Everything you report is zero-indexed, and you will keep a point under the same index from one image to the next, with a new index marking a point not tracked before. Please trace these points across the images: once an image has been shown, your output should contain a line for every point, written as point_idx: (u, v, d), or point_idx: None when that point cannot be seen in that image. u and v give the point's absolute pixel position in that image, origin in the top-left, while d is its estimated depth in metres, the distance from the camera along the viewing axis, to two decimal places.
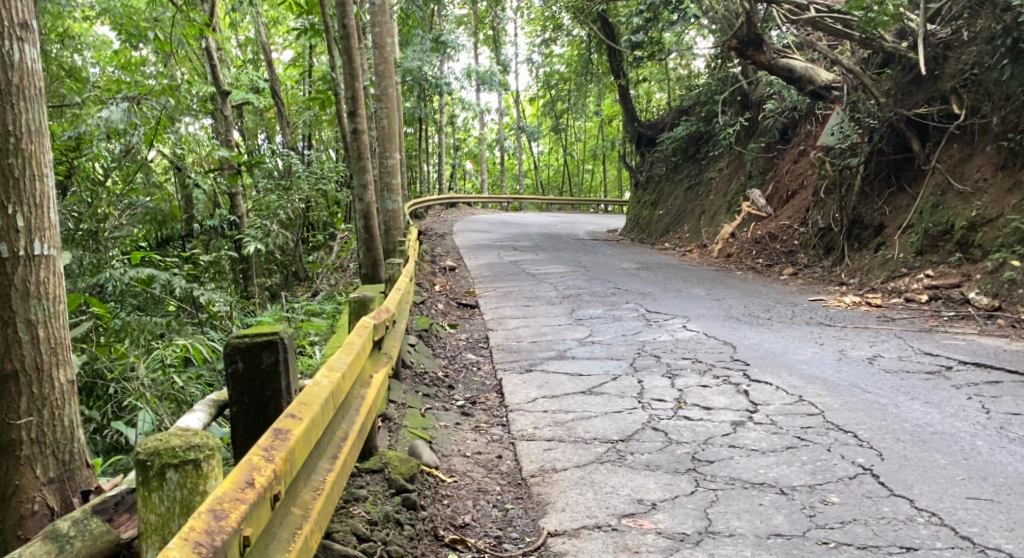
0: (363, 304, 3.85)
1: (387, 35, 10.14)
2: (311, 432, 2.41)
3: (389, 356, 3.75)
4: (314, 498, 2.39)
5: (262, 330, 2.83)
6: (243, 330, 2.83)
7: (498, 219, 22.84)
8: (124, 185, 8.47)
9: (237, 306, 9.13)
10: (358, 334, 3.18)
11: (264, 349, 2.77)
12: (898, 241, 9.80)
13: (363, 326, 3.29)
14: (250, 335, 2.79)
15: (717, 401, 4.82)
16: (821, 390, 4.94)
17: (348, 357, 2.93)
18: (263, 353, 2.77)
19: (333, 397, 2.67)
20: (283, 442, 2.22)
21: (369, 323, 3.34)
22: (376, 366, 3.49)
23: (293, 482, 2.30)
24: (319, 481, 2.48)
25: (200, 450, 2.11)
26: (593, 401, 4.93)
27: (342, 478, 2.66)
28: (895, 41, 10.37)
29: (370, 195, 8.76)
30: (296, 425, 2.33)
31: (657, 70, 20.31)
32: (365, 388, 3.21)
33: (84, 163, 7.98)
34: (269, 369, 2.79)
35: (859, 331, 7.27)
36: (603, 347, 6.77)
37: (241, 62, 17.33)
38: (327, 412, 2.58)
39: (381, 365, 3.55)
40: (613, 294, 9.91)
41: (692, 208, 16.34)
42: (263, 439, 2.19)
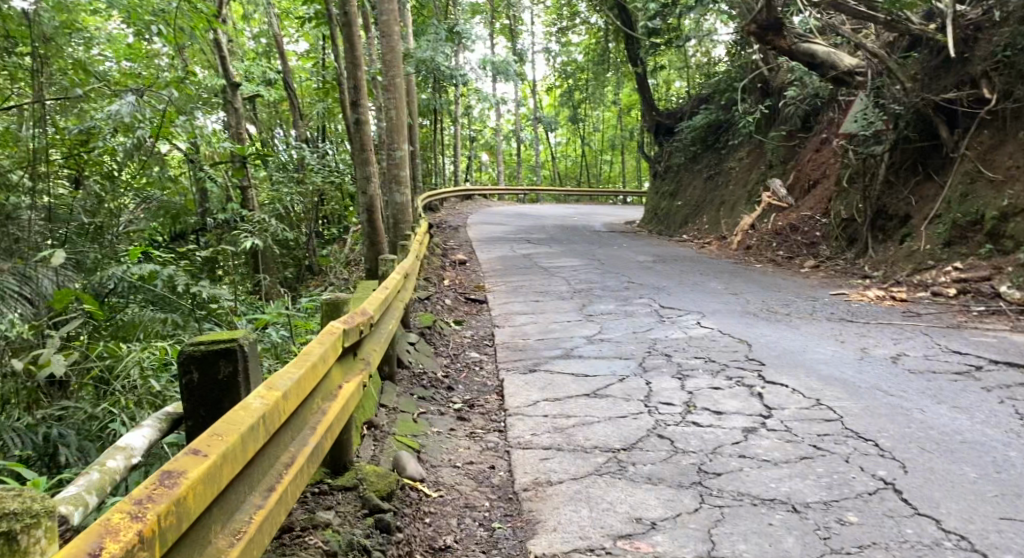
0: (336, 307, 3.61)
1: (394, 23, 9.88)
2: (222, 468, 2.14)
3: (366, 364, 3.53)
4: (230, 543, 2.15)
5: (221, 335, 2.60)
6: (200, 337, 2.61)
7: (513, 211, 22.52)
8: (138, 179, 8.19)
9: (242, 302, 8.93)
10: (320, 343, 2.95)
11: (221, 358, 2.54)
12: (924, 233, 9.41)
13: (327, 335, 3.05)
14: (207, 342, 2.56)
15: (728, 405, 4.54)
16: (841, 393, 4.64)
17: (298, 372, 2.68)
18: (220, 362, 2.54)
19: (270, 420, 2.43)
20: (169, 491, 1.95)
21: (334, 331, 3.10)
22: (346, 377, 3.26)
23: (194, 530, 2.05)
24: (243, 521, 2.24)
25: (15, 520, 1.72)
26: (596, 405, 4.66)
27: (281, 511, 2.42)
28: (922, 22, 9.95)
29: (374, 187, 8.50)
30: (197, 464, 2.06)
31: (675, 57, 19.90)
32: (328, 402, 2.98)
33: (94, 157, 7.67)
34: (226, 380, 2.55)
35: (883, 327, 6.94)
36: (612, 345, 6.50)
37: (253, 54, 17.15)
38: (255, 441, 2.32)
39: (353, 376, 3.32)
40: (626, 289, 9.62)
41: (711, 198, 15.96)
42: (144, 486, 1.94)
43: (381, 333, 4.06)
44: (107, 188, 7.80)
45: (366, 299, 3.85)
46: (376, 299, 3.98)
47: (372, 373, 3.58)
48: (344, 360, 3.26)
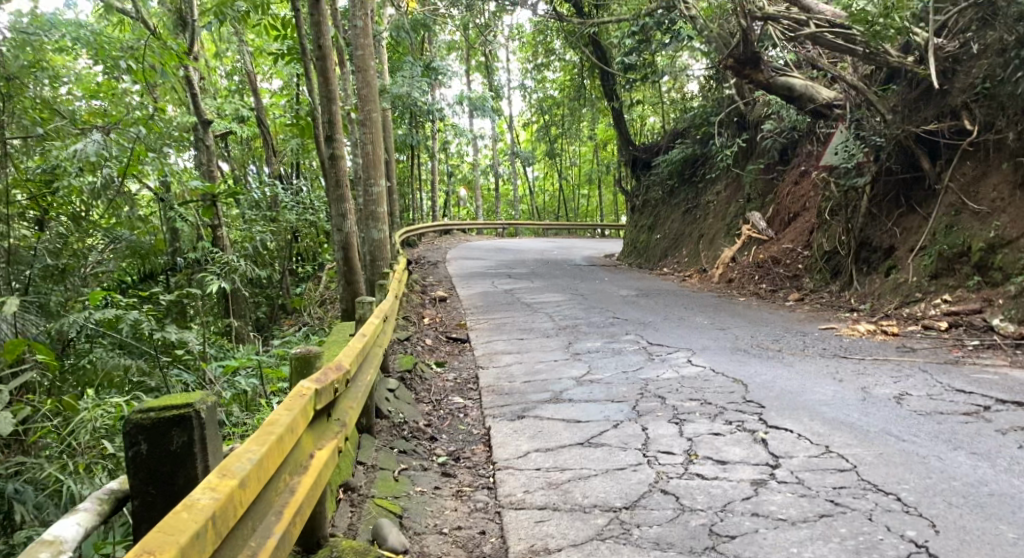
0: (308, 361, 3.27)
1: (369, 58, 9.69)
2: None
3: (343, 422, 3.27)
4: None
5: (173, 400, 2.39)
6: (151, 402, 2.40)
7: (491, 245, 22.26)
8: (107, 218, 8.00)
9: (213, 345, 8.53)
10: (287, 412, 2.69)
11: (174, 425, 2.35)
12: (910, 265, 9.29)
13: (298, 399, 2.79)
14: (157, 409, 2.35)
15: (733, 454, 4.26)
16: (850, 438, 4.37)
17: (258, 449, 2.42)
18: (174, 431, 2.35)
19: (222, 520, 2.18)
20: None
21: (304, 394, 2.83)
22: (319, 442, 2.99)
23: None
24: None
25: None
26: (590, 455, 4.35)
27: None
28: (900, 55, 9.78)
29: (349, 225, 8.18)
30: None
31: (650, 92, 19.95)
32: (298, 476, 2.71)
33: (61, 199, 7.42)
34: (179, 450, 2.36)
35: (879, 363, 6.72)
36: (602, 387, 6.19)
37: (226, 91, 16.88)
38: (198, 550, 2.07)
39: (329, 440, 3.05)
40: (611, 325, 9.36)
41: (690, 231, 15.82)
42: None
43: (359, 384, 3.79)
44: (72, 230, 7.63)
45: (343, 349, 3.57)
46: (352, 348, 3.70)
47: (350, 432, 3.32)
48: (318, 427, 2.99)
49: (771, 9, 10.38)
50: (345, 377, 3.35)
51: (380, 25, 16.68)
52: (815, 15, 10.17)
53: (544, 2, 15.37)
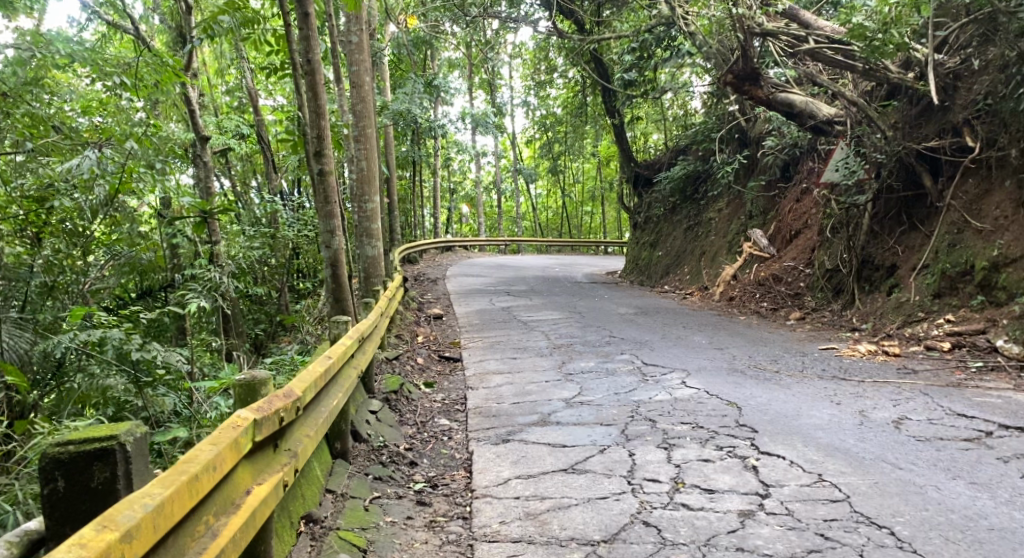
0: (252, 388, 3.21)
1: (364, 73, 9.59)
2: None
3: (289, 456, 3.26)
4: None
5: (95, 434, 2.54)
6: (73, 436, 2.56)
7: (493, 263, 22.10)
8: (104, 236, 7.88)
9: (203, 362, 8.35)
10: (207, 450, 2.69)
11: (96, 459, 2.50)
12: (912, 284, 9.12)
13: (223, 434, 2.79)
14: (78, 443, 2.51)
15: (721, 482, 4.08)
16: (843, 466, 4.20)
17: (164, 490, 2.45)
18: (95, 466, 2.50)
19: None
20: None
21: (235, 428, 2.84)
22: (256, 478, 2.99)
23: None
24: None
25: None
26: (572, 483, 4.19)
27: None
28: (900, 71, 9.63)
29: (338, 241, 8.04)
30: None
31: (652, 109, 19.84)
32: (224, 517, 2.73)
33: (54, 223, 7.38)
34: (101, 487, 2.51)
35: (880, 386, 6.52)
36: (591, 409, 6.01)
37: (225, 108, 16.80)
38: None
39: (268, 476, 3.06)
40: (607, 344, 9.17)
41: (692, 249, 15.65)
42: None
43: (320, 411, 3.79)
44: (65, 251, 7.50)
45: (299, 376, 3.57)
46: (311, 373, 3.68)
47: (299, 464, 3.31)
48: (253, 461, 2.99)
49: (770, 25, 10.32)
50: (294, 406, 3.33)
51: (381, 42, 16.61)
52: (814, 31, 10.19)
53: (545, 20, 15.27)
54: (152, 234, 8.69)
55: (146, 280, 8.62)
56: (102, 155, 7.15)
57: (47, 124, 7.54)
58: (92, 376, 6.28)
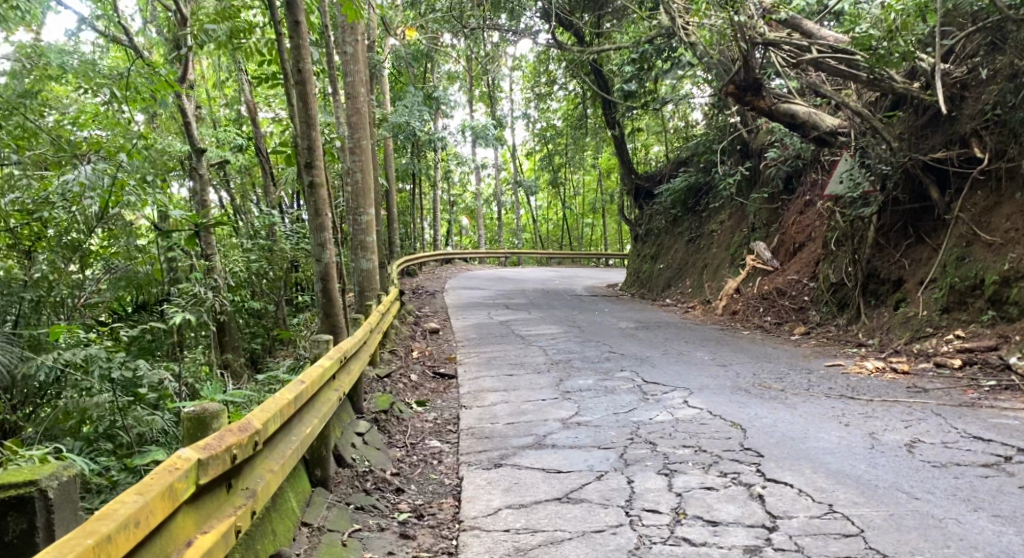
0: (203, 422, 3.04)
1: (360, 84, 9.37)
2: None
3: (245, 497, 3.08)
4: None
5: (15, 478, 2.59)
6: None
7: (493, 276, 21.85)
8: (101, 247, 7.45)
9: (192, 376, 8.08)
10: (128, 502, 2.45)
11: (13, 508, 2.56)
12: (919, 298, 8.88)
13: (155, 482, 2.57)
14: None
15: (724, 513, 3.86)
16: (855, 494, 3.97)
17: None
18: (11, 517, 2.57)
19: None
20: None
21: (170, 473, 2.63)
22: (202, 526, 2.79)
23: None
24: None
25: None
26: (567, 514, 3.97)
27: None
28: (906, 81, 9.39)
29: (330, 254, 7.77)
30: None
31: (653, 121, 19.66)
32: None
33: (51, 234, 6.98)
34: (18, 538, 2.57)
35: (890, 405, 6.27)
36: (589, 430, 5.76)
37: (222, 120, 16.60)
38: None
39: (216, 522, 2.86)
40: (607, 360, 8.92)
41: (693, 262, 15.42)
42: None
43: (288, 442, 3.60)
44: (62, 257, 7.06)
45: (261, 406, 3.39)
46: (276, 403, 3.49)
47: (258, 504, 3.13)
48: (197, 507, 2.80)
49: (772, 35, 10.07)
50: (250, 441, 3.14)
51: (380, 54, 16.41)
52: (817, 41, 9.87)
53: (546, 32, 15.07)
54: (149, 248, 8.00)
55: (141, 294, 8.08)
56: (98, 167, 6.91)
57: (37, 136, 7.43)
58: (81, 395, 5.92)
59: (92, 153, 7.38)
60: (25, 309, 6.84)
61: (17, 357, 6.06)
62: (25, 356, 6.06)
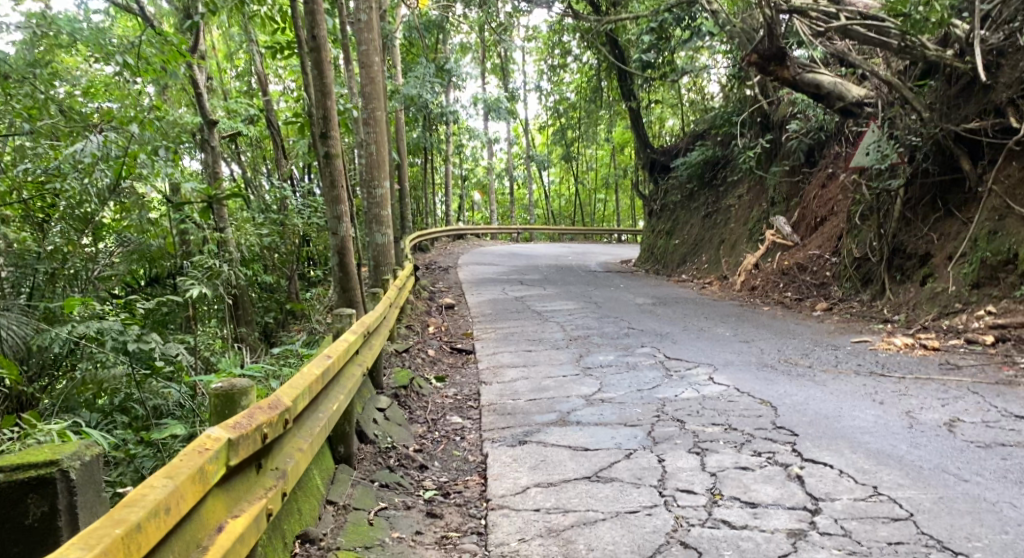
0: (231, 398, 2.94)
1: (373, 53, 9.13)
2: None
3: (275, 478, 2.95)
4: None
5: (36, 457, 2.47)
6: (18, 458, 2.49)
7: (505, 251, 21.70)
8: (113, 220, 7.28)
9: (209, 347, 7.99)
10: (157, 486, 2.32)
11: (33, 490, 2.44)
12: (948, 274, 8.66)
13: (183, 464, 2.43)
14: (18, 469, 2.44)
15: (764, 493, 3.72)
16: (899, 475, 3.82)
17: (89, 549, 2.05)
18: (32, 499, 2.44)
19: None
20: None
21: (200, 454, 2.50)
22: (232, 511, 2.66)
23: None
24: None
25: None
26: (598, 494, 3.85)
27: None
28: (939, 49, 9.07)
29: (346, 227, 7.59)
30: None
31: (668, 93, 19.33)
32: None
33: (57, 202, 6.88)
34: (38, 523, 2.44)
35: (922, 382, 6.10)
36: (614, 407, 5.61)
37: (233, 92, 16.39)
38: None
39: (247, 505, 2.74)
40: (626, 336, 8.76)
41: (710, 237, 15.20)
42: None
43: (316, 419, 3.47)
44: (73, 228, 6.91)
45: (289, 383, 3.25)
46: (305, 378, 3.35)
47: (288, 486, 3.01)
48: (227, 490, 2.67)
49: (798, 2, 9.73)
50: (280, 419, 3.01)
51: (392, 25, 16.12)
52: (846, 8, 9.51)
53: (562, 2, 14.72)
54: (161, 220, 7.82)
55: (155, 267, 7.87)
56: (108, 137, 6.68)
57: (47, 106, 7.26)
58: (95, 366, 5.87)
59: (102, 122, 7.22)
60: (40, 282, 6.67)
61: (32, 328, 5.98)
62: (39, 327, 5.97)
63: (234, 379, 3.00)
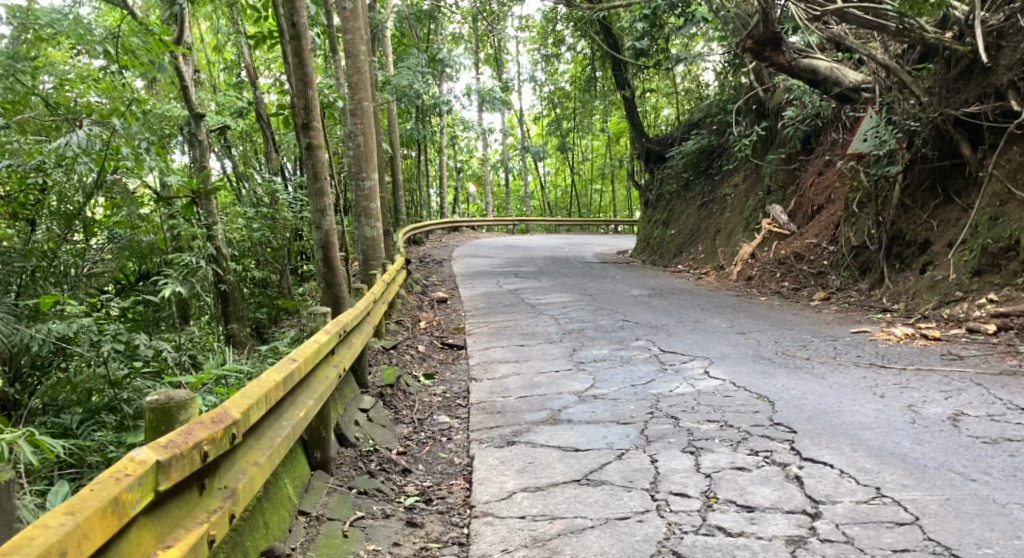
0: (168, 413, 2.73)
1: (361, 42, 8.90)
2: None
3: (222, 498, 2.77)
4: None
5: None
6: None
7: (500, 243, 21.48)
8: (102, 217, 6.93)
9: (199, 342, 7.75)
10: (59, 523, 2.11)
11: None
12: (948, 261, 8.47)
13: (94, 497, 2.23)
14: None
15: (760, 497, 3.54)
16: (903, 474, 3.64)
17: None
18: None
19: None
20: None
21: (118, 481, 2.30)
22: (164, 541, 2.47)
23: None
24: None
25: None
26: (588, 500, 3.66)
27: None
28: (938, 31, 8.87)
29: (331, 222, 7.39)
30: None
31: (663, 81, 19.10)
32: None
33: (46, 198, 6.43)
34: None
35: (925, 373, 5.91)
36: (606, 404, 5.42)
37: (223, 85, 16.14)
38: None
39: (183, 531, 2.55)
40: (620, 329, 8.57)
41: (706, 226, 15.01)
42: None
43: (277, 429, 3.29)
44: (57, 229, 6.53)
45: (241, 392, 3.06)
46: (262, 385, 3.17)
47: (238, 506, 2.83)
48: (157, 517, 2.48)
49: None
50: (225, 434, 2.82)
51: (383, 15, 15.86)
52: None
53: None
54: (150, 216, 7.51)
55: (144, 264, 7.54)
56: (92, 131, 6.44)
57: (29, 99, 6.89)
58: (82, 365, 5.76)
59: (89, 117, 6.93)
60: (25, 280, 6.28)
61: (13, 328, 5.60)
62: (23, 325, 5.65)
63: (172, 391, 2.83)
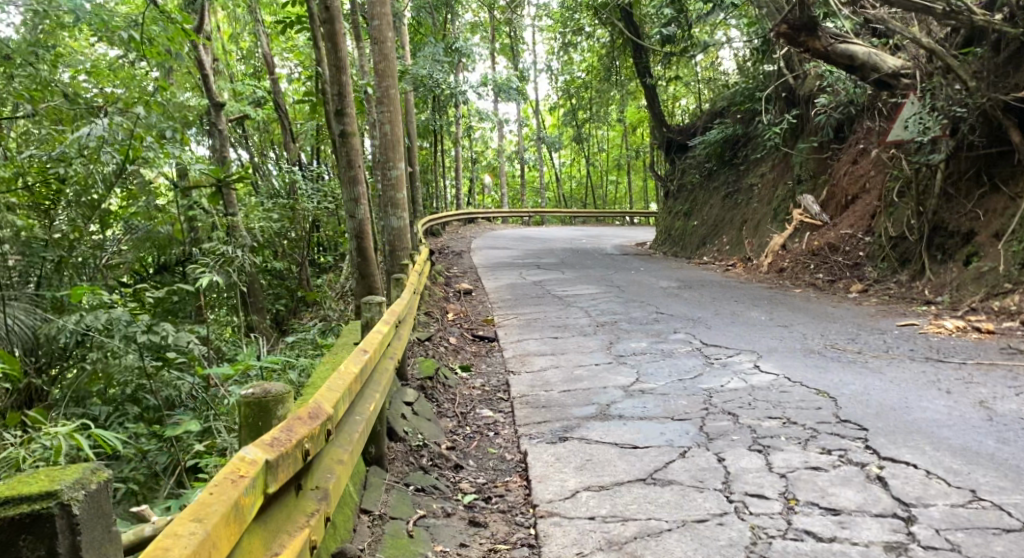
0: (266, 408, 2.65)
1: (387, 28, 8.65)
2: None
3: (317, 500, 2.64)
4: None
5: (32, 485, 2.10)
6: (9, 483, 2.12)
7: (518, 234, 21.24)
8: (118, 208, 6.80)
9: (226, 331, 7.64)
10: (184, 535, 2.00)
11: (27, 530, 2.05)
12: (996, 252, 8.21)
13: (214, 504, 2.12)
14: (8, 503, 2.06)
15: (844, 499, 3.35)
16: (995, 477, 3.42)
17: None
18: (24, 539, 2.05)
19: None
20: None
21: (234, 485, 2.20)
22: (272, 546, 2.36)
23: None
24: None
25: None
26: (659, 500, 3.47)
27: None
28: (987, 14, 8.54)
29: (364, 210, 7.22)
30: None
31: (686, 70, 18.76)
32: None
33: (68, 190, 6.28)
34: None
35: (987, 368, 5.67)
36: (656, 399, 5.21)
37: (240, 75, 15.95)
38: None
39: (287, 537, 2.43)
40: (656, 321, 8.36)
41: (732, 217, 14.75)
42: None
43: (353, 423, 3.12)
44: (76, 218, 6.41)
45: (330, 385, 2.97)
46: (345, 378, 3.08)
47: (332, 508, 2.71)
48: (265, 523, 2.37)
49: None
50: (320, 431, 2.72)
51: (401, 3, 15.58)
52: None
53: None
54: (168, 207, 7.34)
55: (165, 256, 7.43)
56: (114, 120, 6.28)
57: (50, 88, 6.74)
58: (105, 356, 5.43)
59: (113, 107, 6.80)
60: (47, 271, 6.20)
61: (40, 318, 5.63)
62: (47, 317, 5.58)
63: (268, 384, 2.73)
